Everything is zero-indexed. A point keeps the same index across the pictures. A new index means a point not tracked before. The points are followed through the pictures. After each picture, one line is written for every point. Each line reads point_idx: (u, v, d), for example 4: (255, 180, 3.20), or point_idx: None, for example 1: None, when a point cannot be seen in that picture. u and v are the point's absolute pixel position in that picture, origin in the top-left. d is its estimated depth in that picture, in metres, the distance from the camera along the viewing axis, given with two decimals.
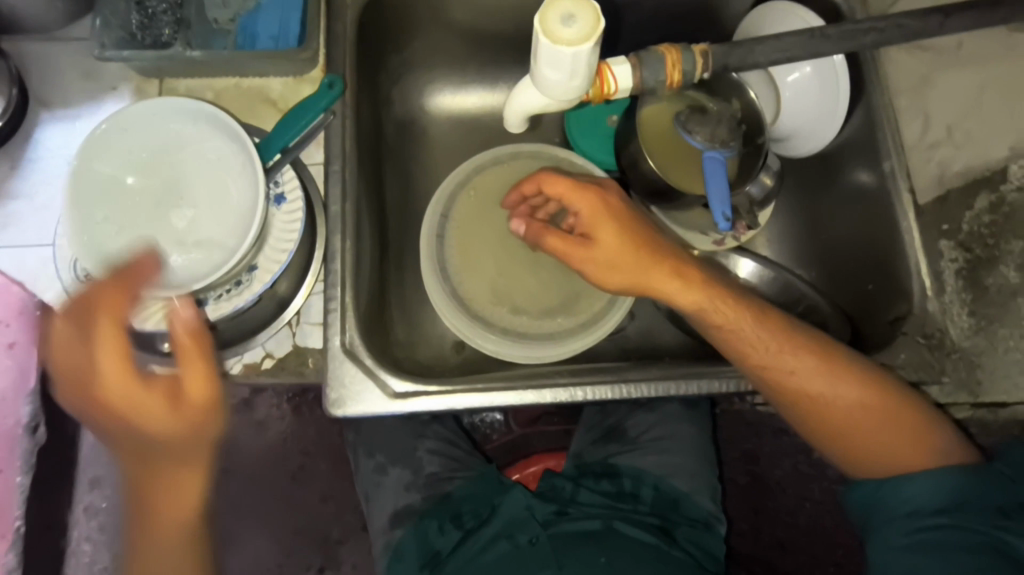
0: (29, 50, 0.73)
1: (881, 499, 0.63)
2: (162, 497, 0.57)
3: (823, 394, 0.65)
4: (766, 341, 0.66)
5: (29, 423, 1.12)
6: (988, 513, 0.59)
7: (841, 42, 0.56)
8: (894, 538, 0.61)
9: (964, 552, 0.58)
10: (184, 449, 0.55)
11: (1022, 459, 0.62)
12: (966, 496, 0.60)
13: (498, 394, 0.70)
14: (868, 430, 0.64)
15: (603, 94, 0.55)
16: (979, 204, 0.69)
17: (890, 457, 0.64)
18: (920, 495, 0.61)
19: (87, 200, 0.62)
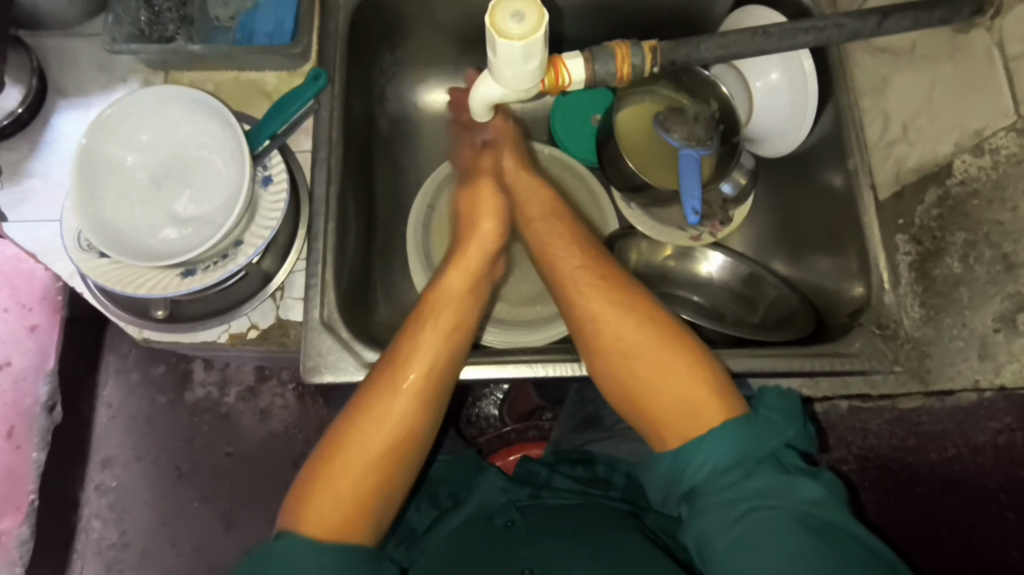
0: (50, 44, 0.80)
1: (683, 467, 0.60)
2: (378, 409, 0.65)
3: (637, 353, 0.67)
4: (598, 300, 0.71)
5: (47, 402, 1.22)
6: (765, 459, 0.58)
7: (781, 40, 0.62)
8: (706, 517, 0.56)
9: (761, 505, 0.55)
10: (438, 349, 0.69)
11: (778, 401, 0.64)
12: (747, 446, 0.59)
13: (472, 365, 0.79)
14: (672, 388, 0.64)
15: (558, 85, 0.60)
16: (928, 198, 0.70)
17: (688, 415, 0.62)
18: (715, 447, 0.59)
19: (91, 176, 0.68)
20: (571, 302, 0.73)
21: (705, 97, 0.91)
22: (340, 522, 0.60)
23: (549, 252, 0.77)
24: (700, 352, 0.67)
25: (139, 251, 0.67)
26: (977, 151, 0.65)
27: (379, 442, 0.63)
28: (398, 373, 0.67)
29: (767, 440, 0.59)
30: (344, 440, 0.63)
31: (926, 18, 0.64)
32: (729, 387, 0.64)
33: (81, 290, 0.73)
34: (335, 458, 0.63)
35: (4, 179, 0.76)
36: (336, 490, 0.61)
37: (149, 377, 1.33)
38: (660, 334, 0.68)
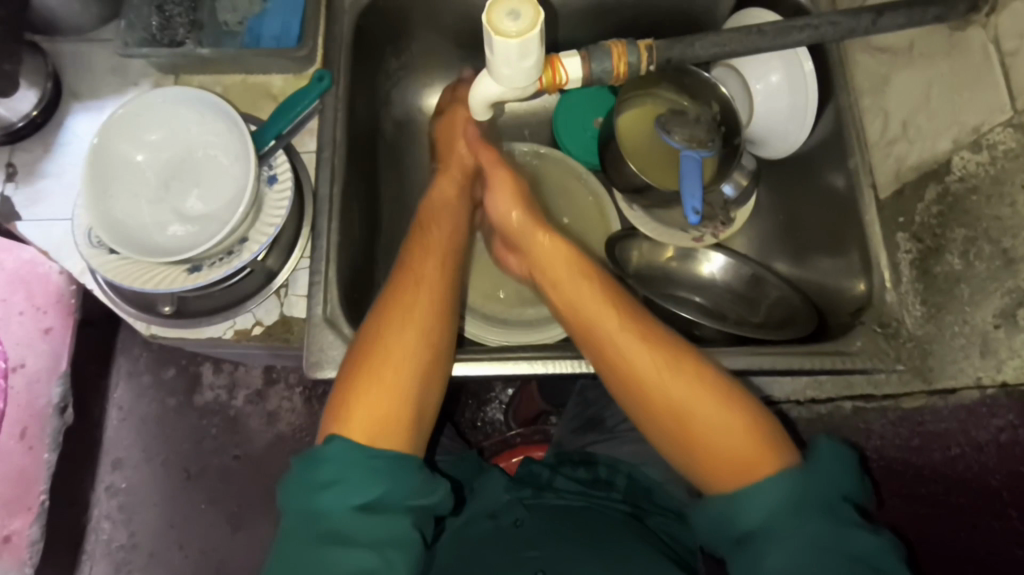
0: (65, 49, 0.83)
1: (736, 514, 0.57)
2: (395, 318, 0.69)
3: (687, 406, 0.63)
4: (644, 350, 0.67)
5: (60, 403, 1.24)
6: (824, 513, 0.55)
7: (775, 38, 0.63)
8: (763, 562, 0.53)
9: (826, 558, 0.52)
10: (435, 276, 0.73)
11: (835, 452, 0.59)
12: (805, 495, 0.55)
13: (473, 362, 0.79)
14: (726, 441, 0.61)
15: (555, 83, 0.61)
16: (928, 195, 0.70)
17: (744, 471, 0.58)
18: (771, 498, 0.56)
19: (102, 174, 0.70)
20: (606, 347, 0.70)
21: (707, 99, 0.91)
22: (385, 416, 0.62)
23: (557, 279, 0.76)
24: (750, 407, 0.63)
25: (147, 247, 0.68)
26: (975, 148, 0.65)
27: (407, 353, 0.66)
28: (401, 299, 0.70)
29: (827, 491, 0.56)
30: (370, 358, 0.65)
31: (920, 16, 0.64)
32: (783, 439, 0.61)
33: (91, 287, 0.75)
34: (365, 381, 0.63)
35: (18, 180, 0.79)
36: (372, 410, 0.62)
37: (159, 379, 1.35)
38: (710, 385, 0.64)
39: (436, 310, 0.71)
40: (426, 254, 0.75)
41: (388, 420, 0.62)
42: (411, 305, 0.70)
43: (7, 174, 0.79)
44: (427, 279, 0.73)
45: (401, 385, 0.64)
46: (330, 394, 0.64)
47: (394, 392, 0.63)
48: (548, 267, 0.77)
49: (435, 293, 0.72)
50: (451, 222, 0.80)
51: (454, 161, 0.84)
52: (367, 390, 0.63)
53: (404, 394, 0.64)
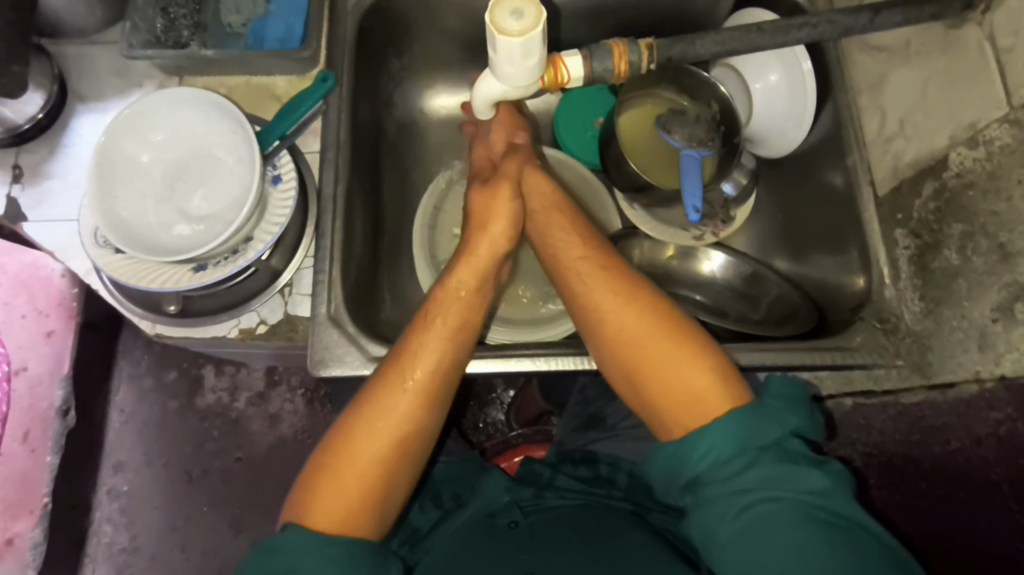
0: (70, 51, 0.83)
1: (686, 458, 0.58)
2: (381, 410, 0.65)
3: (639, 341, 0.66)
4: (601, 286, 0.71)
5: (62, 406, 1.27)
6: (769, 452, 0.56)
7: (775, 36, 0.64)
8: (709, 509, 0.55)
9: (765, 498, 0.53)
10: (434, 367, 0.69)
11: (784, 391, 0.61)
12: (748, 435, 0.57)
13: (476, 360, 0.80)
14: (678, 376, 0.63)
15: (557, 82, 0.62)
16: (926, 191, 0.71)
17: (692, 407, 0.61)
18: (717, 439, 0.57)
19: (108, 175, 0.70)
20: (579, 296, 0.72)
21: (706, 98, 0.91)
22: (349, 512, 0.61)
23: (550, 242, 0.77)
24: (701, 342, 0.65)
25: (153, 247, 0.69)
26: (971, 144, 0.65)
27: (385, 439, 0.64)
28: (395, 376, 0.67)
29: (773, 430, 0.57)
30: (347, 441, 0.64)
31: (916, 14, 0.65)
32: (732, 374, 0.62)
33: (97, 287, 0.76)
34: (335, 463, 0.63)
35: (25, 182, 0.79)
36: (340, 492, 0.62)
37: (162, 381, 1.35)
38: (661, 321, 0.66)
39: (451, 330, 0.71)
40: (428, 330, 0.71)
41: (349, 518, 0.61)
42: (400, 386, 0.66)
43: (13, 176, 0.80)
44: (424, 367, 0.68)
45: (368, 471, 0.63)
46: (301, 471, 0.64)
47: (360, 487, 0.62)
48: (552, 254, 0.77)
49: (429, 378, 0.68)
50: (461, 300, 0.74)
51: (494, 226, 0.77)
52: (347, 462, 0.63)
53: (371, 490, 0.62)
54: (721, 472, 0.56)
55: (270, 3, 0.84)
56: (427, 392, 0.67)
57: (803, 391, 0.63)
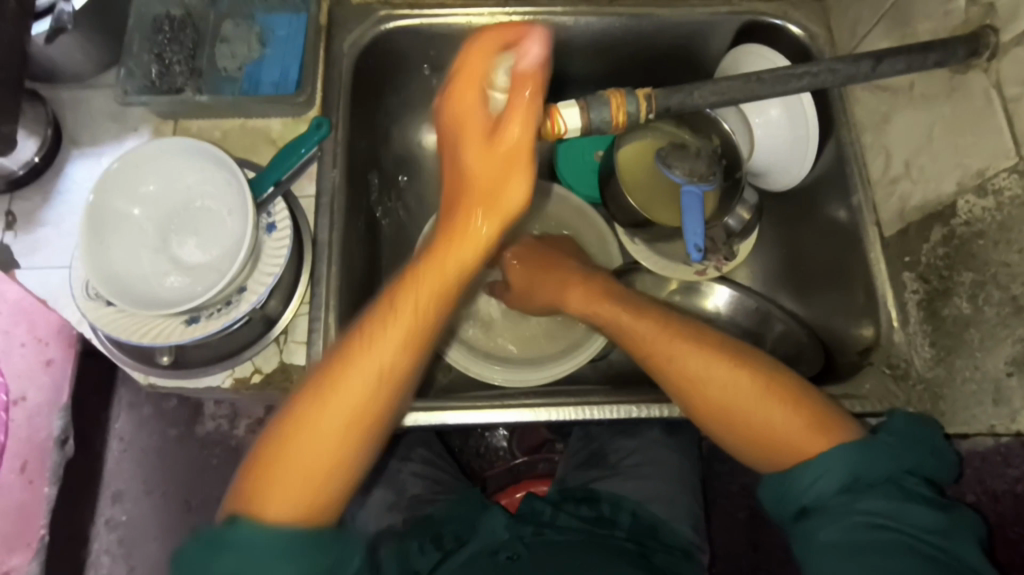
0: (66, 95, 0.83)
1: (795, 489, 0.60)
2: (335, 401, 0.59)
3: (736, 397, 0.65)
4: (690, 354, 0.68)
5: (60, 436, 1.23)
6: (892, 486, 0.58)
7: (775, 86, 0.62)
8: (817, 532, 0.58)
9: (880, 528, 0.56)
10: (392, 367, 0.60)
11: (906, 426, 0.63)
12: (863, 471, 0.59)
13: (472, 409, 0.78)
14: (777, 427, 0.63)
15: (554, 134, 0.60)
16: (934, 236, 0.69)
17: (792, 455, 0.62)
18: (826, 471, 0.59)
19: (99, 228, 0.69)
20: (654, 353, 0.70)
21: (707, 132, 0.90)
22: (312, 503, 0.58)
23: (637, 330, 0.73)
24: (800, 393, 0.65)
25: (145, 300, 0.68)
26: (980, 192, 0.64)
27: (333, 433, 0.59)
28: (348, 364, 0.60)
29: (894, 464, 0.59)
30: (294, 430, 0.59)
31: (920, 61, 0.64)
32: (836, 419, 0.63)
33: (89, 337, 0.74)
34: (283, 450, 0.58)
35: (17, 228, 0.78)
36: (292, 478, 0.58)
37: (160, 411, 1.34)
38: (760, 377, 0.66)
39: (413, 329, 0.61)
40: (398, 316, 0.60)
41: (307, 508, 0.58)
42: (356, 377, 0.59)
43: (6, 223, 0.79)
44: (384, 356, 0.60)
45: (328, 465, 0.58)
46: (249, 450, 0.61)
47: (315, 481, 0.58)
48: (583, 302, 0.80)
49: (386, 365, 0.60)
50: (433, 287, 0.60)
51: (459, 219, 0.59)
52: (300, 453, 0.58)
53: (323, 485, 0.58)
54: (834, 501, 0.58)
55: (266, 46, 0.84)
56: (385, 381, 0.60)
57: (926, 429, 0.63)
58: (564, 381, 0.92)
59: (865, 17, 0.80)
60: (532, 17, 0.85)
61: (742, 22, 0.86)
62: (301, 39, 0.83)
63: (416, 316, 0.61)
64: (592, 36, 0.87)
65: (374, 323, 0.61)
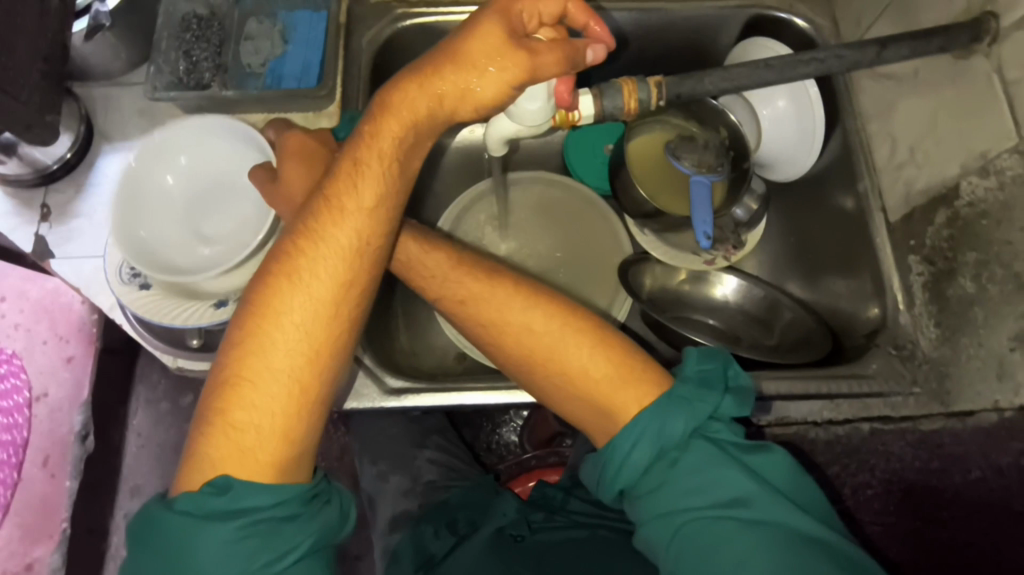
0: (97, 93, 0.86)
1: (616, 468, 0.61)
2: (270, 341, 0.58)
3: (551, 343, 0.66)
4: (490, 295, 0.69)
5: (81, 431, 1.26)
6: (691, 443, 0.59)
7: (782, 71, 0.65)
8: (645, 514, 0.58)
9: (694, 504, 0.56)
10: (335, 296, 0.60)
11: (700, 359, 0.63)
12: (658, 436, 0.59)
13: (490, 391, 0.81)
14: (586, 371, 0.65)
15: (568, 121, 0.64)
16: (939, 219, 0.71)
17: (618, 410, 0.63)
18: (644, 436, 0.59)
19: (135, 200, 0.73)
20: (468, 305, 0.70)
21: (715, 124, 0.91)
22: (271, 464, 0.57)
23: (530, 327, 0.67)
24: (604, 334, 0.67)
25: (173, 274, 0.71)
26: (983, 173, 0.66)
27: (276, 377, 0.58)
28: (285, 289, 0.59)
29: (690, 418, 0.59)
30: (241, 378, 0.58)
31: (923, 47, 0.66)
32: (650, 367, 0.64)
33: (121, 321, 0.77)
34: (234, 404, 0.57)
35: (52, 220, 0.82)
36: (245, 442, 0.57)
37: (178, 405, 1.37)
38: (574, 320, 0.67)
39: (346, 268, 0.61)
40: (325, 236, 0.61)
41: (271, 466, 0.57)
42: (294, 305, 0.59)
43: (41, 215, 0.82)
44: (324, 285, 0.60)
45: (286, 406, 0.58)
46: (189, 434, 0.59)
47: (275, 427, 0.57)
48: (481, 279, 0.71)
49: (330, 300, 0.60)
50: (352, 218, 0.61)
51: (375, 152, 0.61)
52: (249, 403, 0.57)
53: (284, 429, 0.58)
54: (633, 472, 0.59)
55: (287, 43, 0.87)
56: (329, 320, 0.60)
57: (726, 364, 0.63)
58: None
59: (869, 9, 0.82)
60: None
61: (749, 16, 0.89)
62: (322, 35, 0.87)
63: (339, 240, 0.61)
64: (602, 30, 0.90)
65: (303, 245, 0.61)
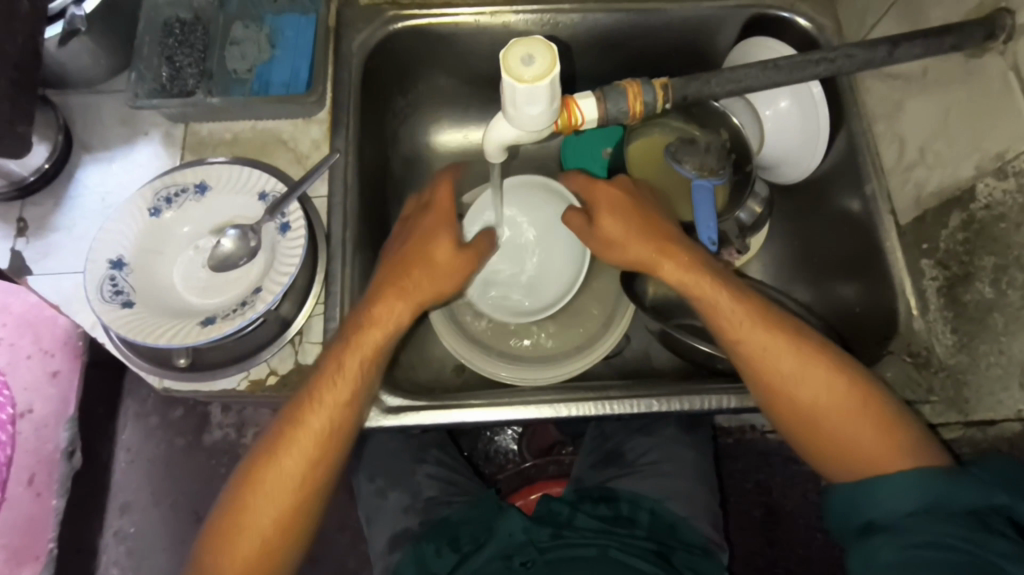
0: (76, 101, 0.83)
1: (862, 504, 0.64)
2: (304, 428, 0.69)
3: (829, 408, 0.67)
4: (779, 357, 0.69)
5: (68, 448, 1.22)
6: (961, 516, 0.59)
7: (791, 72, 0.63)
8: (875, 549, 0.61)
9: (955, 551, 0.57)
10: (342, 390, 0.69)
11: (1000, 469, 0.62)
12: (947, 497, 0.60)
13: (491, 407, 0.77)
14: (861, 438, 0.66)
15: (571, 125, 0.60)
16: (953, 222, 0.69)
17: (866, 465, 0.65)
18: (897, 490, 0.62)
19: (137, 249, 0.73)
20: (752, 360, 0.69)
21: (716, 127, 0.88)
22: (268, 543, 0.67)
23: (717, 301, 0.71)
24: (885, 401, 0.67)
25: (172, 311, 0.71)
26: (1000, 175, 0.64)
27: (283, 486, 0.68)
28: (297, 411, 0.69)
29: (972, 495, 0.60)
30: (253, 481, 0.68)
31: (936, 45, 0.64)
32: (917, 433, 0.66)
33: (103, 341, 0.74)
34: (257, 490, 0.68)
35: (28, 235, 0.78)
36: (244, 532, 0.67)
37: (168, 420, 1.32)
38: (852, 389, 0.67)
39: (348, 395, 0.69)
40: (347, 354, 0.69)
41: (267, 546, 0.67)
42: (307, 427, 0.68)
43: (18, 229, 0.78)
44: (345, 386, 0.69)
45: (296, 488, 0.68)
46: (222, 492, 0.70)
47: (282, 507, 0.68)
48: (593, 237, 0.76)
49: (330, 419, 0.69)
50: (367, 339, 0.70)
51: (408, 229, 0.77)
52: (258, 502, 0.67)
53: (291, 510, 0.68)
54: (892, 519, 0.62)
55: (274, 48, 0.84)
56: (326, 436, 0.69)
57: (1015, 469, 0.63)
58: (580, 378, 0.91)
59: (874, 6, 0.80)
60: (539, 15, 0.85)
61: (750, 15, 0.86)
62: (310, 41, 0.84)
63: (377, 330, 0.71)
64: (600, 31, 0.88)
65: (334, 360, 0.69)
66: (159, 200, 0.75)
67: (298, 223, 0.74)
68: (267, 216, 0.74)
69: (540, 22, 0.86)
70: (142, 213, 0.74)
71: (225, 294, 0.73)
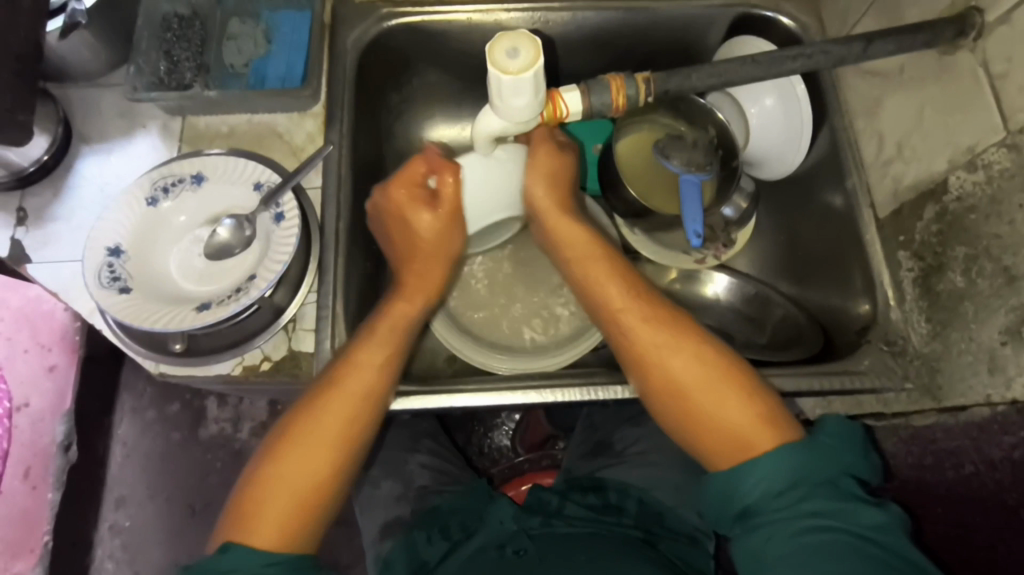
0: (76, 94, 0.85)
1: (735, 488, 0.60)
2: (340, 399, 0.67)
3: (691, 382, 0.66)
4: (646, 334, 0.69)
5: (63, 441, 1.25)
6: (822, 487, 0.57)
7: (769, 67, 0.65)
8: (759, 538, 0.56)
9: (821, 528, 0.54)
10: (390, 336, 0.72)
11: (842, 427, 0.60)
12: (806, 469, 0.57)
13: (481, 393, 0.79)
14: (733, 419, 0.63)
15: (556, 117, 0.63)
16: (927, 214, 0.71)
17: (741, 448, 0.62)
18: (767, 469, 0.58)
19: (133, 237, 0.74)
20: (626, 343, 0.71)
21: (702, 123, 0.90)
22: (285, 529, 0.62)
23: (610, 286, 0.74)
24: (756, 383, 0.65)
25: (168, 298, 0.72)
26: (971, 167, 0.66)
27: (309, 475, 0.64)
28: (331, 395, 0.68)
29: (827, 469, 0.58)
30: (280, 467, 0.64)
31: (910, 42, 0.66)
32: (782, 416, 0.63)
33: (101, 328, 0.75)
34: (273, 477, 0.63)
35: (29, 224, 0.80)
36: (275, 500, 0.62)
37: (166, 413, 1.34)
38: (716, 369, 0.66)
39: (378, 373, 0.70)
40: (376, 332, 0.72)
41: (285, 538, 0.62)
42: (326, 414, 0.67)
43: (17, 218, 0.80)
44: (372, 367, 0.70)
45: (306, 496, 0.63)
46: (237, 489, 0.65)
47: (300, 494, 0.63)
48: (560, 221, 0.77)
49: (355, 401, 0.68)
50: (405, 314, 0.75)
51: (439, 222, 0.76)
52: (283, 478, 0.63)
53: (309, 501, 0.63)
54: (773, 501, 0.57)
55: (271, 43, 0.86)
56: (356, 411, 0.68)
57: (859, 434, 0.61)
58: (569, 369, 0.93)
59: (854, 6, 0.82)
60: (529, 13, 0.88)
61: (736, 15, 0.89)
62: (306, 36, 0.86)
63: (422, 282, 0.78)
64: (589, 28, 0.90)
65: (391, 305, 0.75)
66: (156, 190, 0.77)
67: (293, 211, 0.75)
68: (262, 206, 0.76)
69: (530, 19, 0.88)
70: (138, 202, 0.76)
71: (220, 281, 0.75)
